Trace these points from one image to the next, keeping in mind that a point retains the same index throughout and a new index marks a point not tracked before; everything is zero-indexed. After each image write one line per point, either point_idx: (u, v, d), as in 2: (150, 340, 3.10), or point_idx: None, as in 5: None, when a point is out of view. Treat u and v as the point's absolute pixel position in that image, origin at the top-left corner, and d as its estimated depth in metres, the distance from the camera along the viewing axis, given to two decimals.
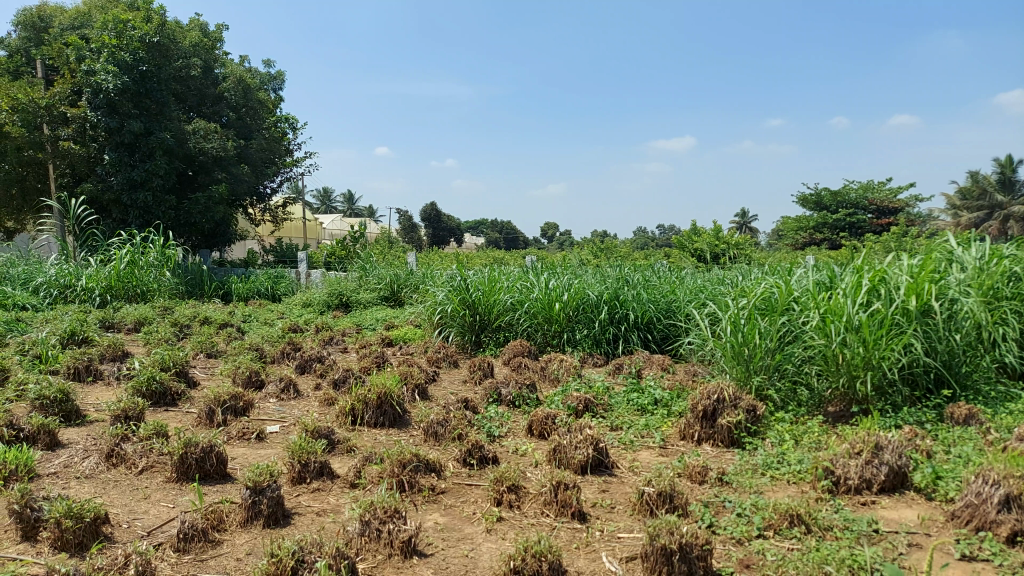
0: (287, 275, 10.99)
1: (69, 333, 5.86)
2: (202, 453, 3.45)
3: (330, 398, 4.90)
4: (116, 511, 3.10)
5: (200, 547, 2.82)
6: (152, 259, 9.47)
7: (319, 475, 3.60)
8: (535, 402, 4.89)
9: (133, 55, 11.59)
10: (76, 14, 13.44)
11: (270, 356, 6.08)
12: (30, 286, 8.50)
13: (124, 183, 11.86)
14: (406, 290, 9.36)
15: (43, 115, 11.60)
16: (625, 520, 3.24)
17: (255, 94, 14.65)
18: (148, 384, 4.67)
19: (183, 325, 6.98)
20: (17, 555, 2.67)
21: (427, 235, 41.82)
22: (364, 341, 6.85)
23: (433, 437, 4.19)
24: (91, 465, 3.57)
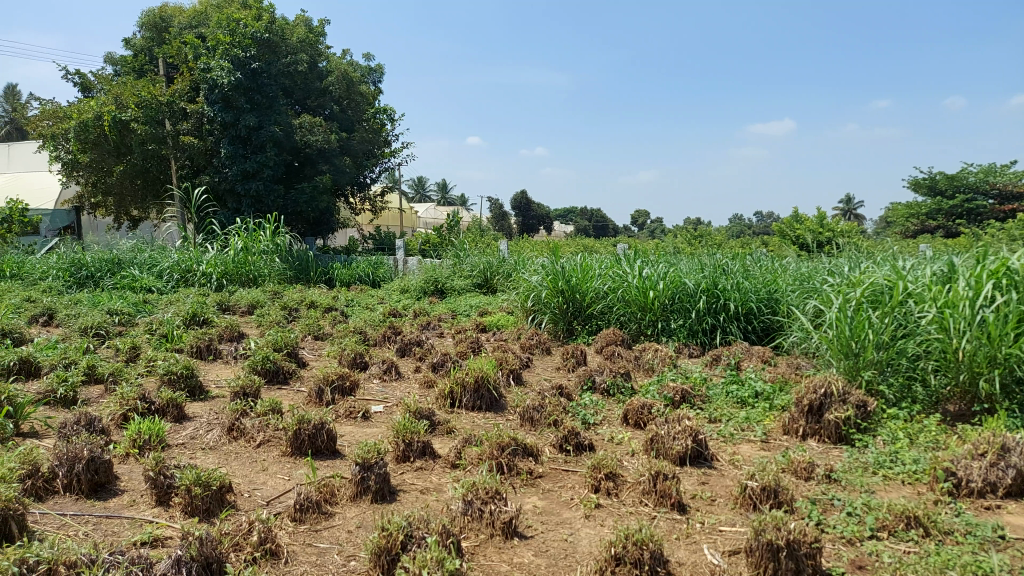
0: (385, 262, 11.31)
1: (191, 315, 6.29)
2: (314, 429, 3.64)
3: (430, 380, 5.04)
4: (238, 481, 3.32)
5: (314, 518, 2.98)
6: (264, 246, 9.97)
7: (422, 454, 3.72)
8: (630, 391, 4.84)
9: (245, 52, 12.27)
10: (194, 14, 14.27)
11: (372, 339, 6.31)
12: (156, 271, 9.18)
13: (239, 173, 12.54)
14: (499, 278, 9.47)
15: (164, 110, 12.50)
16: (728, 513, 3.17)
17: (357, 87, 15.12)
18: (263, 363, 4.96)
19: (292, 308, 7.35)
20: (153, 518, 2.90)
21: (517, 224, 42.01)
22: (459, 326, 7.00)
23: (529, 423, 4.23)
24: (214, 438, 3.83)
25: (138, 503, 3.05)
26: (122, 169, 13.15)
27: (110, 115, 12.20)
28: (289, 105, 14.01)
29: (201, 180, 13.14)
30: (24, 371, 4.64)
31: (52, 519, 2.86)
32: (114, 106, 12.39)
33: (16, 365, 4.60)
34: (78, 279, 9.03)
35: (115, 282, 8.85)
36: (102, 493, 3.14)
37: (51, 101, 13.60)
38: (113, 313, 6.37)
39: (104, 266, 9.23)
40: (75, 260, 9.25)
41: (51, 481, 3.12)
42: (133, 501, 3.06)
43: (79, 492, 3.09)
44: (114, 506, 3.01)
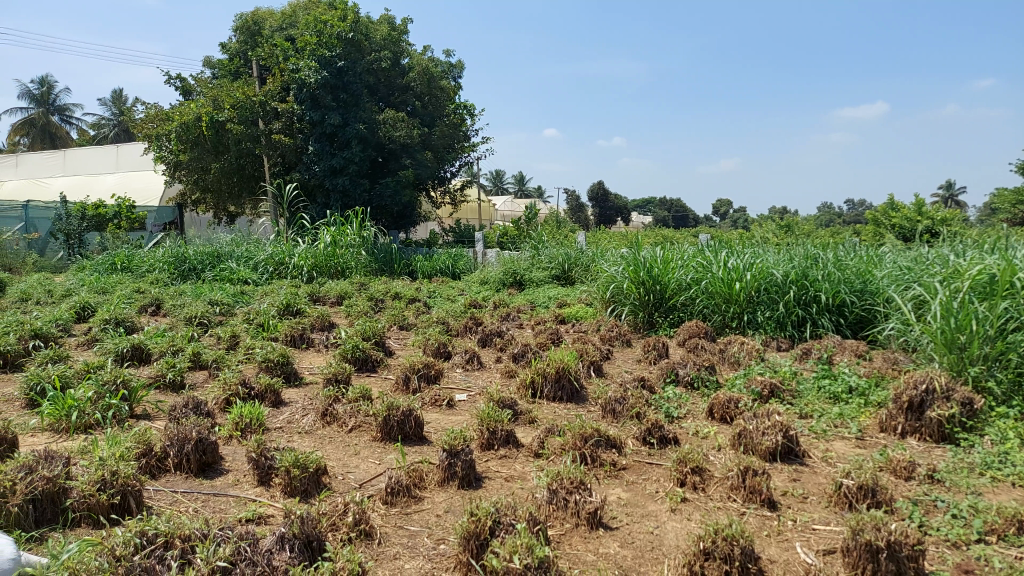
0: (465, 255, 11.46)
1: (285, 305, 6.59)
2: (402, 415, 3.78)
3: (511, 370, 5.10)
4: (333, 463, 3.48)
5: (404, 502, 3.10)
6: (351, 239, 10.29)
7: (506, 443, 3.78)
8: (715, 385, 4.74)
9: (331, 51, 12.80)
10: (284, 16, 14.83)
11: (454, 329, 6.43)
12: (252, 263, 9.64)
13: (326, 170, 13.01)
14: (578, 270, 9.47)
15: (258, 111, 13.07)
16: (821, 511, 3.07)
17: (438, 82, 15.37)
18: (353, 352, 5.16)
19: (378, 299, 7.58)
20: (256, 497, 3.07)
21: (594, 215, 41.72)
22: (539, 318, 7.03)
23: (611, 414, 4.21)
24: (309, 422, 4.02)
25: (242, 482, 3.24)
26: (218, 167, 13.80)
27: (207, 116, 12.97)
28: (374, 101, 14.38)
29: (291, 176, 13.69)
30: (136, 357, 4.97)
31: (165, 495, 3.07)
32: (212, 108, 13.12)
33: (129, 351, 4.94)
34: (181, 271, 9.61)
35: (215, 275, 9.37)
36: (209, 472, 3.34)
37: (155, 105, 14.44)
38: (214, 303, 6.73)
39: (205, 259, 9.77)
40: (179, 254, 9.84)
41: (163, 460, 3.33)
42: (237, 481, 3.25)
43: (189, 471, 3.30)
44: (220, 484, 3.21)
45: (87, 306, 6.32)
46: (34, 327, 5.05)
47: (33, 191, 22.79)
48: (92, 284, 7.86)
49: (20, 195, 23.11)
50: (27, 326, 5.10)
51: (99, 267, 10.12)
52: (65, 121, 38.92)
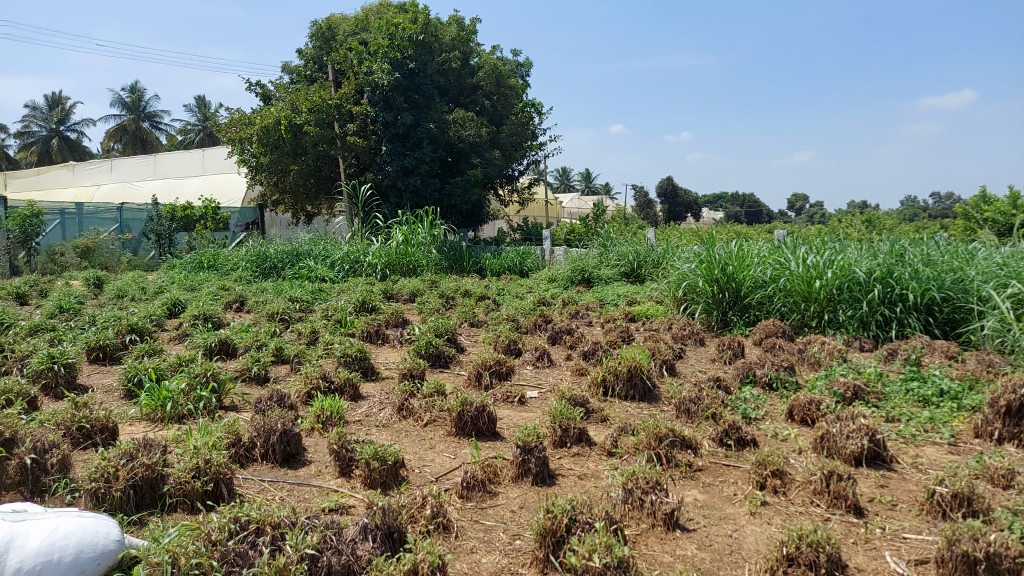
0: (533, 252, 11.48)
1: (361, 302, 6.76)
2: (476, 411, 3.85)
3: (582, 368, 5.09)
4: (410, 457, 3.57)
5: (479, 496, 3.16)
6: (423, 238, 10.48)
7: (579, 441, 3.77)
8: (795, 386, 4.60)
9: (403, 53, 13.21)
10: (357, 21, 15.25)
11: (524, 327, 6.45)
12: (329, 261, 9.94)
13: (399, 170, 13.28)
14: (647, 267, 9.37)
15: (334, 114, 13.39)
16: (911, 520, 2.94)
17: (507, 80, 15.33)
18: (427, 348, 5.27)
19: (448, 296, 7.69)
20: (337, 487, 3.18)
21: (663, 212, 41.03)
22: (609, 316, 6.97)
23: (685, 414, 4.13)
24: (387, 416, 4.14)
25: (324, 472, 3.35)
26: (297, 168, 14.21)
27: (287, 120, 13.50)
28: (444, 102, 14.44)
29: (365, 177, 13.92)
30: (224, 351, 5.21)
31: (253, 483, 3.21)
32: (290, 111, 13.64)
33: (218, 345, 5.17)
34: (263, 269, 10.00)
35: (295, 273, 9.73)
36: (293, 462, 3.46)
37: (238, 110, 15.04)
38: (294, 300, 6.97)
39: (285, 257, 10.13)
40: (260, 252, 10.23)
41: (250, 450, 3.48)
42: (319, 471, 3.37)
43: (274, 461, 3.43)
44: (303, 474, 3.33)
45: (177, 303, 6.64)
46: (130, 323, 5.35)
47: (127, 194, 24.12)
48: (182, 282, 8.27)
49: (115, 198, 24.50)
50: (124, 321, 5.40)
51: (187, 266, 10.65)
52: (155, 127, 40.94)
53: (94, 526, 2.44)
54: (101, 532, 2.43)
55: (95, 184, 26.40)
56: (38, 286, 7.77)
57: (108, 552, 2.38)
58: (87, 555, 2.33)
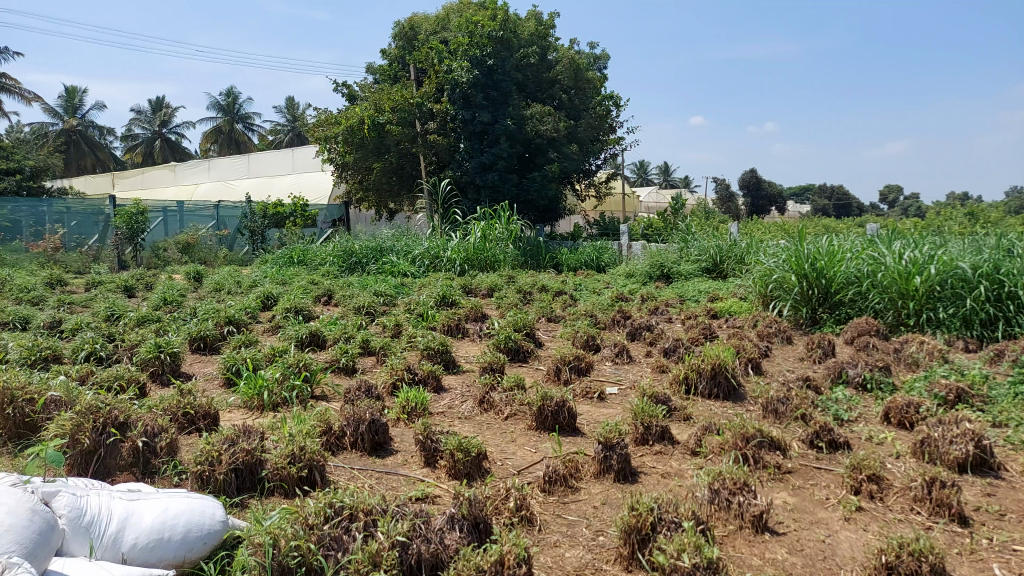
0: (610, 247, 11.38)
1: (441, 297, 6.89)
2: (556, 406, 3.86)
3: (663, 365, 5.02)
4: (492, 450, 3.63)
5: (562, 491, 3.18)
6: (500, 233, 10.57)
7: (661, 438, 3.73)
8: (891, 387, 4.39)
9: (482, 51, 13.36)
10: (437, 20, 15.53)
11: (602, 322, 6.41)
12: (410, 256, 10.17)
13: (477, 167, 13.49)
14: (730, 262, 9.15)
15: (415, 112, 13.67)
16: (1023, 532, 2.76)
17: (586, 74, 15.19)
18: (506, 342, 5.33)
19: (526, 291, 7.73)
20: (423, 478, 3.28)
21: (745, 205, 39.76)
22: (689, 312, 6.83)
23: (773, 414, 4.01)
24: (468, 409, 4.22)
25: (410, 462, 3.46)
26: (380, 166, 14.59)
27: (370, 119, 13.86)
28: (523, 97, 14.48)
29: (445, 174, 14.15)
30: (314, 343, 5.43)
31: (343, 470, 3.34)
32: (373, 111, 14.00)
33: (308, 337, 5.39)
34: (349, 264, 10.33)
35: (378, 268, 10.03)
36: (380, 451, 3.59)
37: (325, 110, 15.54)
38: (379, 294, 7.18)
39: (369, 253, 10.43)
40: (346, 248, 10.56)
41: (340, 438, 3.62)
42: (405, 461, 3.48)
43: (363, 449, 3.56)
44: (390, 464, 3.44)
45: (270, 296, 6.95)
46: (228, 315, 5.64)
47: (223, 193, 25.36)
48: (274, 276, 8.64)
49: (212, 197, 25.80)
50: (223, 313, 5.70)
51: (278, 261, 11.13)
52: (248, 129, 42.77)
53: (201, 507, 2.58)
54: (207, 512, 2.57)
55: (194, 183, 27.91)
56: (145, 279, 8.29)
57: (213, 531, 2.52)
58: (195, 534, 2.47)
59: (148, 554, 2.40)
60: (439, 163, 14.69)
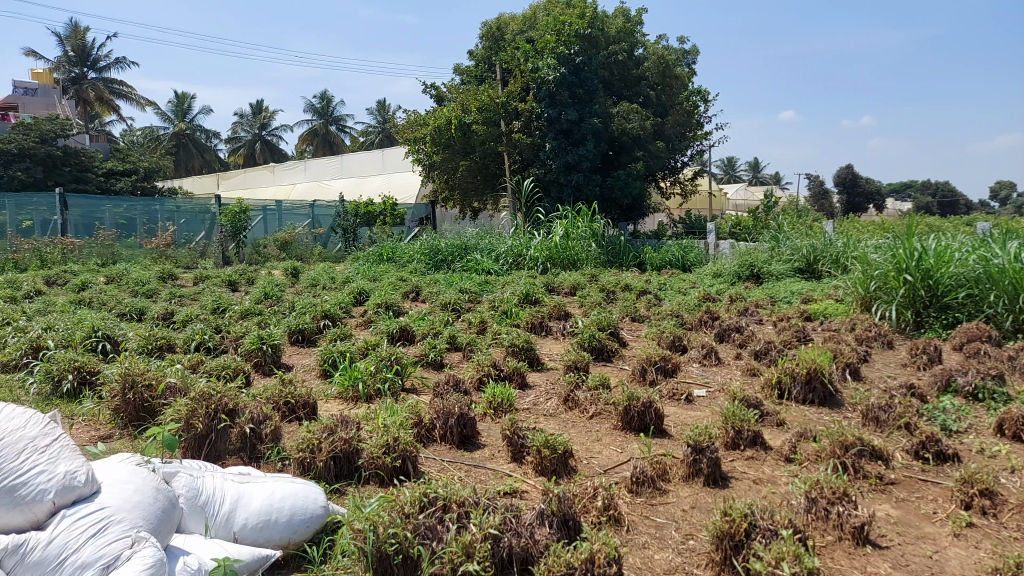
0: (696, 247, 11.16)
1: (525, 295, 6.95)
2: (643, 407, 3.83)
3: (753, 368, 4.89)
4: (577, 448, 3.65)
5: (650, 492, 3.15)
6: (583, 232, 10.56)
7: (753, 443, 3.63)
8: (1005, 398, 4.11)
9: (569, 48, 13.36)
10: (524, 19, 15.61)
11: (689, 323, 6.29)
12: (494, 254, 10.30)
13: (562, 166, 13.53)
14: (824, 262, 8.80)
15: (500, 112, 13.81)
16: None
17: (674, 71, 14.95)
18: (590, 341, 5.33)
19: (610, 290, 7.68)
20: (510, 472, 3.33)
21: (841, 203, 37.95)
22: (781, 314, 6.62)
23: (873, 422, 3.84)
24: (553, 406, 4.25)
25: (497, 457, 3.53)
26: (466, 165, 14.82)
27: (457, 120, 14.11)
28: (609, 95, 14.42)
29: (528, 173, 14.23)
30: (404, 338, 5.60)
31: (434, 462, 3.44)
32: (461, 111, 14.24)
33: (398, 332, 5.57)
34: (435, 262, 10.56)
35: (463, 265, 10.20)
36: (468, 445, 3.67)
37: (413, 111, 15.93)
38: (464, 291, 7.31)
39: (454, 251, 10.61)
40: (433, 246, 10.79)
41: (430, 431, 3.73)
42: (492, 455, 3.55)
43: (452, 442, 3.65)
44: (478, 457, 3.52)
45: (362, 292, 7.21)
46: (324, 309, 5.89)
47: (318, 193, 26.47)
48: (365, 273, 8.96)
49: (307, 196, 26.97)
50: (319, 308, 5.96)
51: (369, 258, 11.50)
52: (340, 130, 44.25)
53: (305, 491, 2.73)
54: (310, 497, 2.71)
55: (291, 183, 29.22)
56: (248, 274, 8.76)
57: (316, 516, 2.66)
58: (299, 517, 2.62)
59: (257, 534, 2.55)
60: (523, 163, 14.77)
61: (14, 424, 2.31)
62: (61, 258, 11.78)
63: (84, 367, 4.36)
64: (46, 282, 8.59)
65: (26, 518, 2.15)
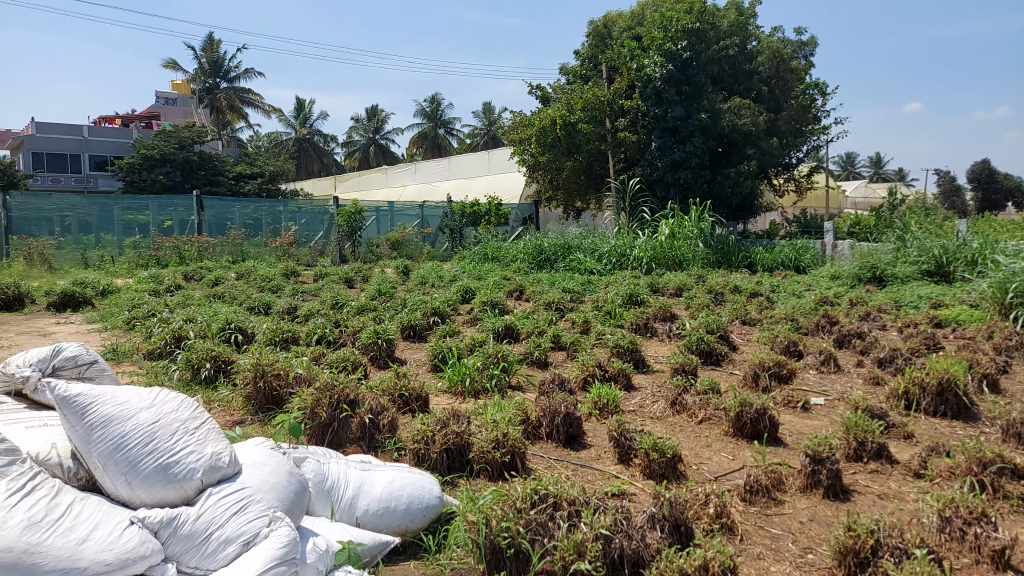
0: (811, 247, 10.66)
1: (629, 296, 6.88)
2: (757, 413, 3.71)
3: (877, 377, 4.62)
4: (686, 452, 3.59)
5: (764, 502, 3.05)
6: (690, 232, 10.35)
7: (877, 457, 3.44)
8: None
9: (677, 44, 13.08)
10: (631, 16, 15.41)
11: (805, 327, 6.03)
12: (598, 254, 10.24)
13: (668, 164, 13.32)
14: (957, 265, 8.17)
15: (606, 111, 13.75)
16: None
17: (789, 63, 14.33)
18: (698, 344, 5.22)
19: (718, 291, 7.48)
20: (618, 474, 3.33)
21: (975, 200, 34.97)
22: (907, 319, 6.21)
23: (1015, 439, 3.54)
24: (660, 409, 4.18)
25: (604, 457, 3.53)
26: (570, 165, 14.82)
27: (562, 120, 14.16)
28: (719, 91, 14.01)
29: (633, 172, 14.08)
30: (509, 336, 5.70)
31: (541, 459, 3.48)
32: (565, 111, 14.27)
33: (504, 330, 5.68)
34: (539, 261, 10.64)
35: (567, 265, 10.22)
36: (574, 444, 3.69)
37: (519, 112, 16.11)
38: (568, 291, 7.34)
39: (557, 250, 10.65)
40: (537, 245, 10.87)
41: (537, 429, 3.78)
42: (599, 456, 3.55)
43: (558, 441, 3.68)
44: (584, 457, 3.53)
45: (469, 290, 7.38)
46: (434, 306, 6.09)
47: (426, 194, 27.32)
48: (472, 271, 9.17)
49: (416, 197, 27.86)
50: (429, 305, 6.17)
51: (475, 258, 11.75)
52: (447, 133, 45.32)
53: (421, 482, 2.84)
54: (426, 487, 2.82)
55: (401, 185, 30.27)
56: (362, 272, 9.17)
57: (431, 505, 2.77)
58: (416, 506, 2.74)
59: (378, 520, 2.68)
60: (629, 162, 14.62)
61: (168, 407, 2.55)
62: (197, 255, 12.79)
63: (219, 356, 4.72)
64: (184, 277, 9.35)
65: (178, 494, 2.36)
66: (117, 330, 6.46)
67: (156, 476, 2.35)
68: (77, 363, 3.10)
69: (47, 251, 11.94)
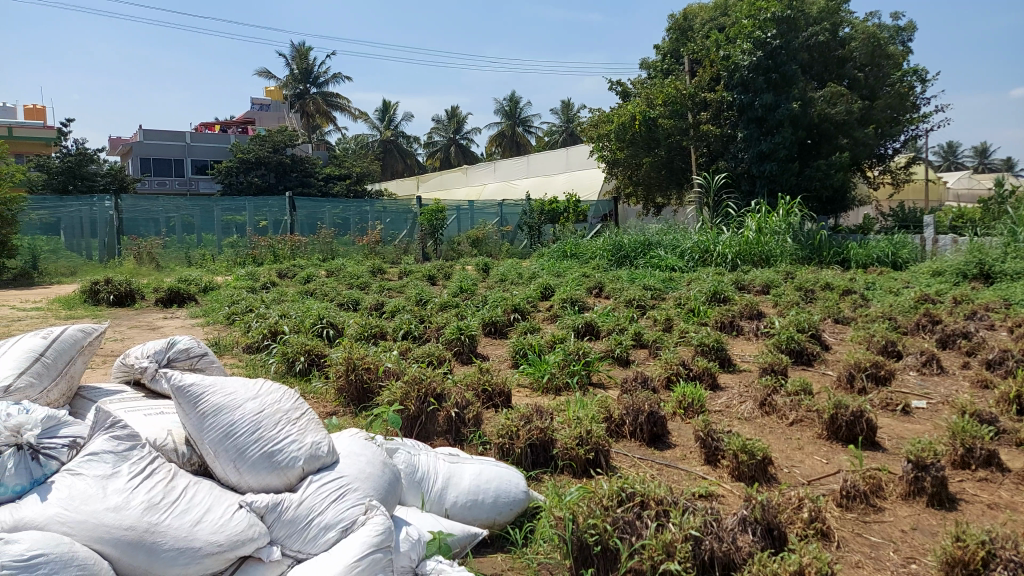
0: (909, 241, 10.11)
1: (713, 293, 6.74)
2: (852, 416, 3.57)
3: (985, 380, 4.35)
4: (776, 455, 3.49)
5: (862, 508, 2.93)
6: (777, 226, 10.02)
7: (986, 464, 3.24)
8: None
9: (766, 32, 12.68)
10: (715, 7, 15.16)
11: (903, 326, 5.73)
12: (680, 250, 10.04)
13: (754, 156, 13.01)
14: None
15: (690, 104, 13.50)
16: None
17: (886, 49, 13.62)
18: (787, 343, 5.06)
19: (808, 289, 7.20)
20: (705, 475, 3.27)
21: None
22: (1018, 318, 5.81)
23: None
24: (748, 409, 4.08)
25: (690, 458, 3.47)
26: (650, 160, 14.58)
27: (642, 115, 14.05)
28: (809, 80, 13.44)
29: (717, 166, 13.75)
30: (591, 333, 5.69)
31: (625, 457, 3.47)
32: (645, 106, 14.05)
33: (585, 327, 5.67)
34: (618, 258, 10.53)
35: (647, 262, 10.09)
36: (659, 443, 3.65)
37: (598, 109, 16.00)
38: (649, 288, 7.25)
39: (638, 247, 10.52)
40: (617, 242, 10.75)
41: (620, 426, 3.76)
42: (684, 456, 3.50)
43: (642, 439, 3.66)
44: (670, 457, 3.49)
45: (549, 288, 7.40)
46: (514, 303, 6.14)
47: (505, 192, 27.55)
48: (551, 269, 9.19)
49: (496, 196, 28.11)
50: (510, 302, 6.23)
51: (554, 255, 11.75)
52: (526, 131, 45.47)
53: (507, 475, 2.89)
54: (512, 481, 2.87)
55: (481, 183, 30.59)
56: (445, 269, 9.34)
57: (518, 500, 2.82)
58: (503, 500, 2.79)
59: (466, 512, 2.75)
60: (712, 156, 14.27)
61: (272, 398, 2.71)
62: (289, 254, 13.36)
63: (313, 350, 4.94)
64: (278, 275, 9.79)
65: (281, 481, 2.49)
66: (218, 324, 6.84)
67: (262, 463, 2.50)
68: (190, 355, 3.32)
69: (154, 250, 12.73)
